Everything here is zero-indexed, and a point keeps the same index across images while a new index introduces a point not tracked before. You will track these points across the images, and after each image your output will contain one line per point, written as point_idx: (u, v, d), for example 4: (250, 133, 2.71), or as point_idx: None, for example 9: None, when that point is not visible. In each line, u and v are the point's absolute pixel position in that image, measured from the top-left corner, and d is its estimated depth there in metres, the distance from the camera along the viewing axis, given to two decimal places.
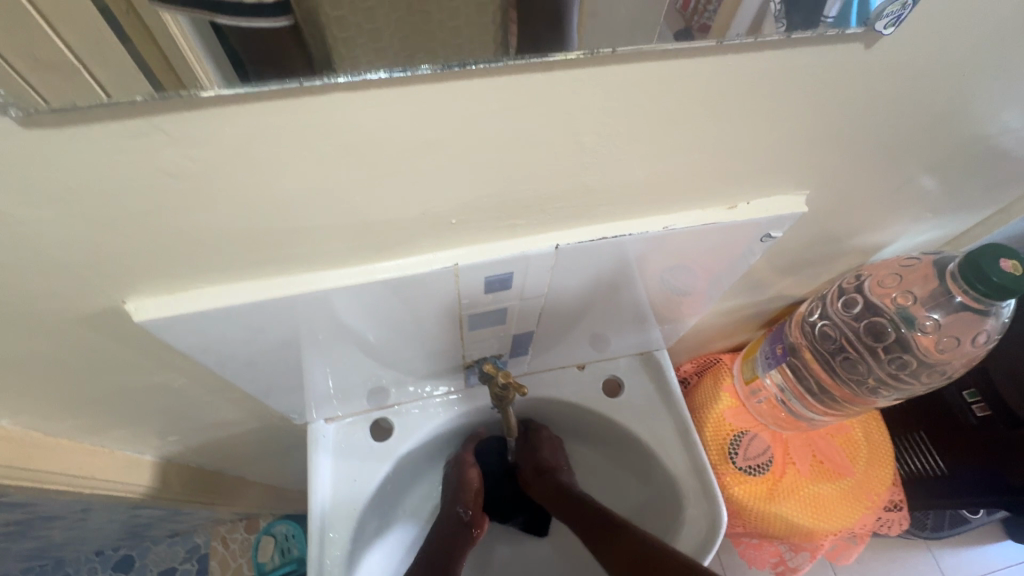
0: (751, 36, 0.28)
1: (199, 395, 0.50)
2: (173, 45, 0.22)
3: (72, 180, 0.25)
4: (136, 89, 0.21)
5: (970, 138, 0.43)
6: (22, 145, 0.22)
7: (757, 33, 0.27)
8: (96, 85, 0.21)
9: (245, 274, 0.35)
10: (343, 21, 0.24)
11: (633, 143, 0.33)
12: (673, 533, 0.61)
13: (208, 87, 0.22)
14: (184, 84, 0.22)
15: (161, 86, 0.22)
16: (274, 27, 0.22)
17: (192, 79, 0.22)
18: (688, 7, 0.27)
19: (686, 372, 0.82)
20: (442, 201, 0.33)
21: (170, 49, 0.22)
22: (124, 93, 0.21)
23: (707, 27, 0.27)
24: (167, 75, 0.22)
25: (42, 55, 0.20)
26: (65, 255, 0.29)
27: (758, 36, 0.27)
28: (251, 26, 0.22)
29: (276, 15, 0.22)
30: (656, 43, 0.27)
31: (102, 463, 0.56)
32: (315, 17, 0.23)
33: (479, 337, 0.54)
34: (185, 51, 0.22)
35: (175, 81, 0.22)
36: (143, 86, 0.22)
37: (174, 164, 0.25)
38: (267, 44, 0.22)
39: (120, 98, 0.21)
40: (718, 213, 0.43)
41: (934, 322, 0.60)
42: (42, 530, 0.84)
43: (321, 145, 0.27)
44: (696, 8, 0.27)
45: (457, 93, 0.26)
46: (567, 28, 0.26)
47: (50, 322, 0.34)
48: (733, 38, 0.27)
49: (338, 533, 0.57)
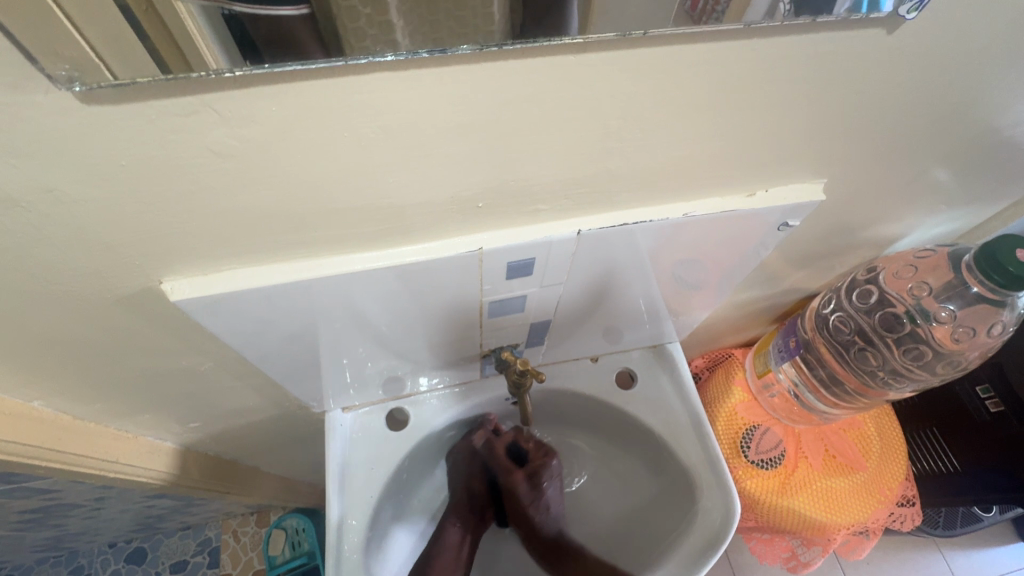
0: (765, 20, 0.28)
1: (223, 381, 0.51)
2: (186, 32, 0.22)
3: (122, 158, 0.26)
4: (146, 71, 0.22)
5: (987, 128, 0.43)
6: (79, 121, 0.23)
7: (773, 16, 0.28)
8: (104, 66, 0.22)
9: (277, 256, 0.36)
10: (351, 10, 0.23)
11: (655, 129, 0.34)
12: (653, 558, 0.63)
13: (214, 69, 0.23)
14: (196, 67, 0.22)
15: (169, 68, 0.22)
16: (296, 14, 0.23)
17: (201, 63, 0.22)
18: (696, 6, 0.27)
19: (698, 368, 0.83)
20: (468, 185, 0.34)
21: (181, 35, 0.22)
22: (134, 74, 0.22)
23: (721, 18, 0.27)
24: (175, 59, 0.22)
25: (62, 48, 0.20)
26: (109, 234, 0.30)
27: (773, 19, 0.28)
28: (268, 15, 0.23)
29: (296, 2, 0.23)
30: (679, 27, 0.27)
31: (125, 448, 0.57)
32: (328, 6, 0.23)
33: (496, 327, 0.55)
34: (193, 31, 0.22)
35: (182, 64, 0.22)
36: (151, 68, 0.22)
37: (219, 142, 0.26)
38: (280, 28, 0.23)
39: (128, 79, 0.22)
40: (736, 201, 0.43)
41: (949, 313, 0.60)
42: (60, 518, 0.85)
43: (359, 126, 0.28)
44: (704, 7, 0.27)
45: (492, 74, 0.27)
46: (568, 18, 0.26)
47: (88, 301, 0.35)
48: (749, 21, 0.28)
49: (357, 520, 0.58)
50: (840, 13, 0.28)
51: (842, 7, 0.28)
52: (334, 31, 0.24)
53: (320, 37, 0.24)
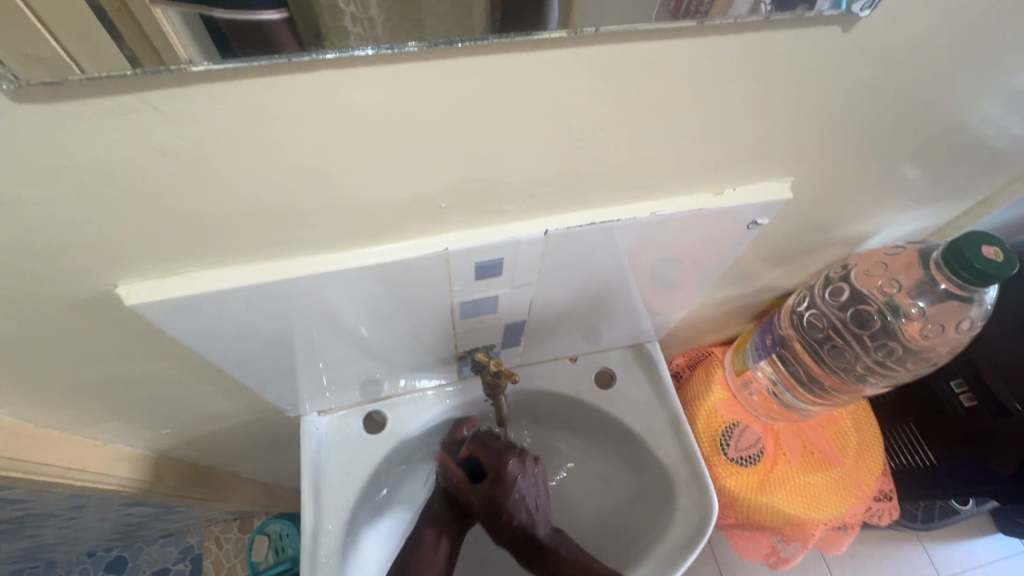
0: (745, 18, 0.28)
1: (191, 385, 0.50)
2: (160, 32, 0.22)
3: (64, 158, 0.25)
4: (109, 65, 0.22)
5: (952, 126, 0.44)
6: (16, 121, 0.23)
7: (755, 12, 0.28)
8: (73, 63, 0.22)
9: (238, 259, 0.36)
10: (334, 15, 0.25)
11: (619, 124, 0.33)
12: (655, 533, 0.63)
13: (186, 62, 0.22)
14: (164, 60, 0.22)
15: (138, 61, 0.22)
16: (275, 19, 0.24)
17: (171, 56, 0.22)
18: (680, 6, 0.27)
19: (678, 366, 0.83)
20: (431, 186, 0.34)
21: (155, 34, 0.22)
22: (99, 68, 0.22)
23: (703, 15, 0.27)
24: (145, 52, 0.22)
25: (32, 50, 0.21)
26: (58, 237, 0.29)
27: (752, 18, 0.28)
28: (247, 18, 0.23)
29: (270, 6, 0.24)
30: (655, 22, 0.27)
31: (94, 455, 0.56)
32: (309, 14, 0.24)
33: (471, 328, 0.54)
34: (167, 31, 0.22)
35: (153, 58, 0.22)
36: (122, 63, 0.22)
37: (165, 142, 0.26)
38: (257, 29, 0.23)
39: (100, 75, 0.22)
40: (705, 200, 0.43)
41: (919, 310, 0.61)
42: (34, 529, 0.83)
43: (308, 127, 0.27)
44: (688, 7, 0.27)
45: (441, 74, 0.26)
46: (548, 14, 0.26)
47: (44, 306, 0.34)
48: (728, 18, 0.28)
49: (334, 525, 0.58)
50: (824, 12, 0.29)
51: (823, 5, 0.29)
52: (312, 32, 0.24)
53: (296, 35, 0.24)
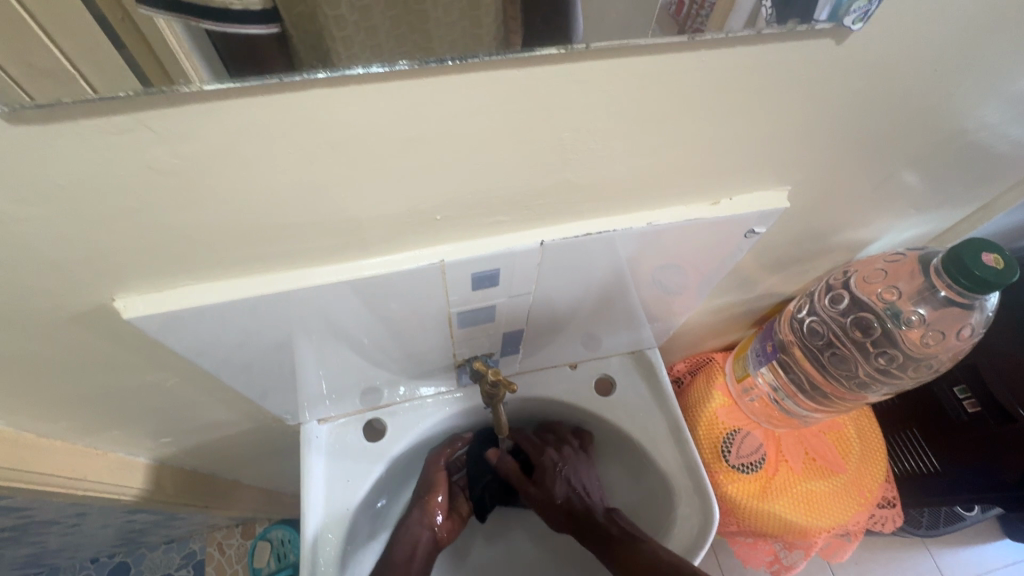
0: (746, 29, 0.28)
1: (191, 395, 0.50)
2: (163, 44, 0.23)
3: (59, 177, 0.25)
4: (123, 85, 0.22)
5: (952, 132, 0.43)
6: (10, 142, 0.23)
7: (754, 24, 0.28)
8: (82, 80, 0.22)
9: (233, 272, 0.36)
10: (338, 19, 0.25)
11: (614, 136, 0.33)
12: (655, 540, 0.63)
13: (196, 83, 0.23)
14: (171, 79, 0.23)
15: (149, 82, 0.22)
16: (266, 34, 0.24)
17: (181, 75, 0.23)
18: (680, 11, 0.28)
19: (679, 372, 0.83)
20: (426, 199, 0.34)
21: (160, 47, 0.23)
22: (111, 88, 0.22)
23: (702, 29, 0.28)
24: (156, 73, 0.23)
25: (38, 63, 0.21)
26: (55, 253, 0.30)
27: (755, 28, 0.28)
28: (246, 33, 0.23)
29: (268, 22, 0.24)
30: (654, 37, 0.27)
31: (95, 465, 0.56)
32: (312, 25, 0.24)
33: (470, 336, 0.54)
34: (170, 41, 0.23)
35: (163, 77, 0.23)
36: (130, 82, 0.22)
37: (160, 160, 0.26)
38: (251, 45, 0.24)
39: (108, 95, 0.22)
40: (702, 209, 0.43)
41: (919, 317, 0.60)
42: (37, 535, 0.83)
43: (300, 143, 0.27)
44: (688, 15, 0.28)
45: (433, 91, 0.27)
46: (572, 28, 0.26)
47: (41, 319, 0.34)
48: (729, 32, 0.28)
49: (334, 533, 0.58)
50: (819, 25, 0.29)
51: (821, 16, 0.28)
52: (308, 49, 0.24)
53: (289, 53, 0.24)
